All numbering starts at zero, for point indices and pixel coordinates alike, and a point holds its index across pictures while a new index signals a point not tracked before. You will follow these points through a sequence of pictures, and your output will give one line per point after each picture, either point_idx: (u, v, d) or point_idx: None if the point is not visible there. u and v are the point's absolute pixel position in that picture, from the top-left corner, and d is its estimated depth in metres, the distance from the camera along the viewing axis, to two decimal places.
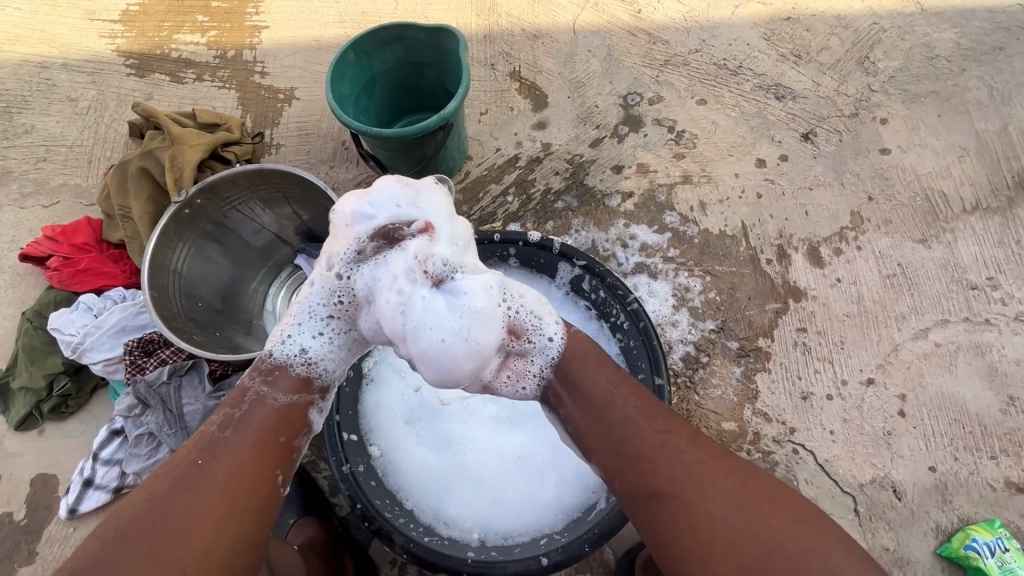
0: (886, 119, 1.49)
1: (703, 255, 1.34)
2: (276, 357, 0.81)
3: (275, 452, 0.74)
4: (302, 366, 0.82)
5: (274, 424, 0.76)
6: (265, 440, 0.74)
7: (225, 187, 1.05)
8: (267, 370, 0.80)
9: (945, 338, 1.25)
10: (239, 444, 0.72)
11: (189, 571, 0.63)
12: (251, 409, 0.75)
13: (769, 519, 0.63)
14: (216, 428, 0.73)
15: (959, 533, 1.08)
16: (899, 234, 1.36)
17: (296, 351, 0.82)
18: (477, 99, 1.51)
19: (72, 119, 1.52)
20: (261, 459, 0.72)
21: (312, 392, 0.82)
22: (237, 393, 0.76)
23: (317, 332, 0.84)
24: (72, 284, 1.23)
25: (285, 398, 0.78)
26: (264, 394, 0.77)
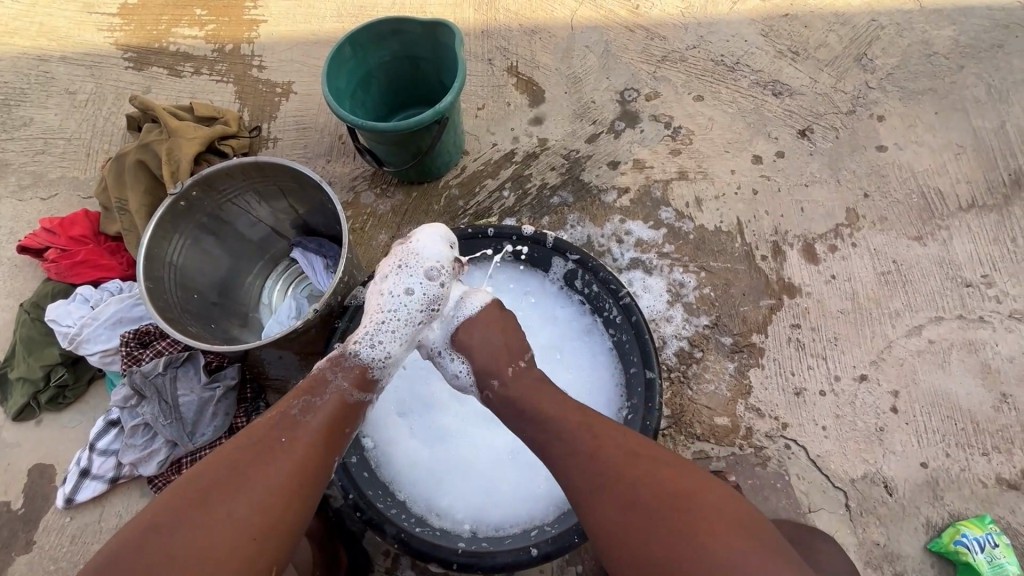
0: (883, 116, 1.49)
1: (698, 251, 1.34)
2: (362, 355, 0.88)
3: (339, 442, 0.78)
4: (381, 367, 0.89)
5: (343, 417, 0.80)
6: (336, 432, 0.77)
7: (222, 179, 1.05)
8: (347, 365, 0.85)
9: (939, 334, 1.26)
10: (315, 430, 0.75)
11: (259, 538, 0.63)
12: (327, 399, 0.79)
13: (671, 523, 0.63)
14: (297, 409, 0.75)
15: (949, 529, 1.08)
16: (894, 231, 1.36)
17: (382, 353, 0.89)
18: (475, 94, 1.51)
19: (70, 111, 1.53)
20: (329, 448, 0.75)
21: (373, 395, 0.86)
22: (316, 382, 0.80)
23: (404, 338, 0.92)
24: (69, 275, 1.24)
25: (357, 395, 0.83)
26: (342, 386, 0.82)
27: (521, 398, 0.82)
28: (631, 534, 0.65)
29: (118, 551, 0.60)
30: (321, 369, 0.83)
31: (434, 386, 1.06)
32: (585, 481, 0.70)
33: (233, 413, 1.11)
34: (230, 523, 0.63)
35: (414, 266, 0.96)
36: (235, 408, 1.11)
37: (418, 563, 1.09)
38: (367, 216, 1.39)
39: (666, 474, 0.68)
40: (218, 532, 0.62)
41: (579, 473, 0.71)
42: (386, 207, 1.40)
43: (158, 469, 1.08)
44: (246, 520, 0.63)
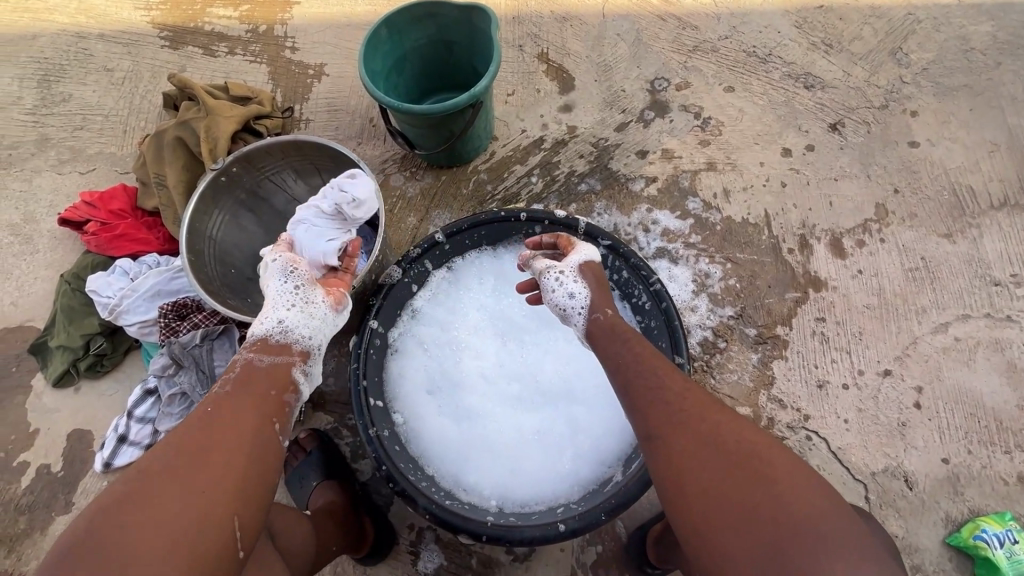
0: (916, 112, 1.47)
1: (725, 242, 1.35)
2: (257, 334, 0.82)
3: (271, 405, 0.75)
4: (281, 335, 0.82)
5: (268, 380, 0.76)
6: (263, 395, 0.74)
7: (261, 156, 1.07)
8: (249, 345, 0.80)
9: (965, 332, 1.25)
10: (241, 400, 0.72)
11: (200, 506, 0.61)
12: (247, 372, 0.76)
13: (757, 478, 0.62)
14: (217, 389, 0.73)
15: (969, 524, 1.08)
16: (924, 228, 1.35)
17: (274, 323, 0.82)
18: (505, 80, 1.52)
19: (108, 89, 1.56)
20: (260, 408, 0.73)
21: (296, 356, 0.81)
22: (231, 366, 0.77)
23: (286, 302, 0.85)
24: (108, 248, 1.27)
25: (271, 359, 0.79)
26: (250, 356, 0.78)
27: (616, 343, 0.82)
28: (709, 481, 0.64)
29: (70, 552, 0.57)
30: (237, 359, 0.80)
31: (463, 366, 1.08)
32: (667, 423, 0.70)
33: None
34: (175, 499, 0.61)
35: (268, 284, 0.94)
36: None
37: (442, 537, 1.12)
38: (396, 199, 1.41)
39: (747, 430, 0.68)
40: (161, 510, 0.60)
41: (659, 415, 0.71)
42: (416, 190, 1.42)
43: None
44: (189, 493, 0.62)
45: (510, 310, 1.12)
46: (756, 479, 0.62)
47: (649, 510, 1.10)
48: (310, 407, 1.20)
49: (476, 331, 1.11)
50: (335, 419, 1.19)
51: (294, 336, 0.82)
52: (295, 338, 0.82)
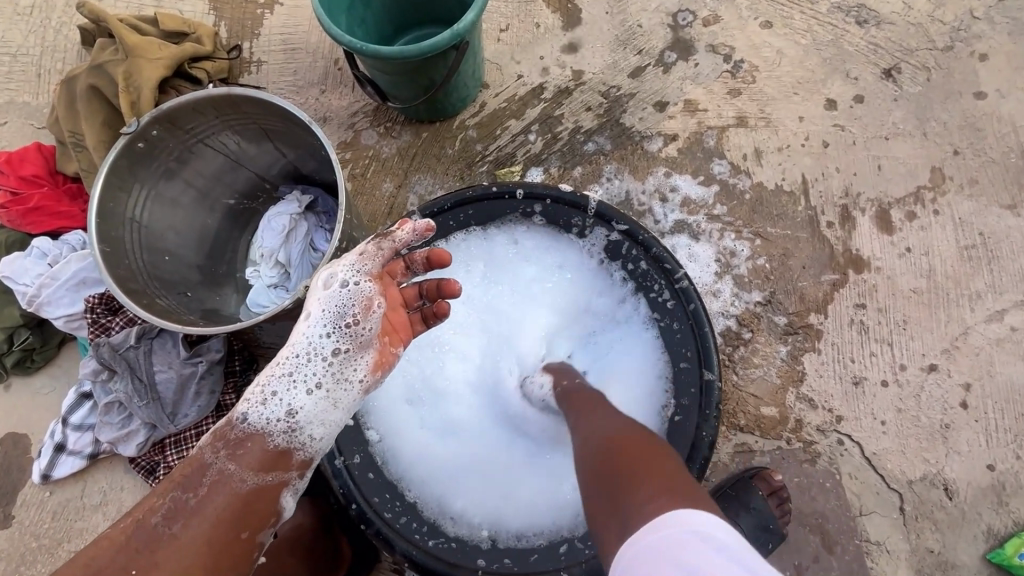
0: (986, 55, 1.24)
1: (754, 215, 1.16)
2: (255, 420, 0.68)
3: (224, 554, 0.62)
4: (285, 431, 0.68)
5: (226, 519, 0.63)
6: (221, 537, 0.62)
7: (188, 116, 0.85)
8: (235, 440, 0.66)
9: (1023, 321, 1.10)
10: (188, 544, 0.60)
11: None
12: (207, 496, 0.63)
13: (602, 453, 0.61)
14: (161, 520, 0.61)
15: (1013, 540, 0.97)
16: (984, 197, 1.16)
17: (282, 411, 0.68)
18: (497, 12, 1.25)
19: (14, 21, 1.28)
20: (204, 565, 0.60)
21: (288, 472, 0.68)
22: (192, 471, 0.64)
23: (313, 383, 0.70)
24: (21, 224, 1.05)
25: (255, 479, 0.65)
26: (226, 474, 0.64)
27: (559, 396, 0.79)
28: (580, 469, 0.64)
29: None
30: (201, 448, 0.66)
31: (448, 372, 0.91)
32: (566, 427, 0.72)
33: (221, 390, 0.97)
34: None
35: (317, 281, 0.74)
36: (222, 385, 0.97)
37: None
38: (369, 160, 1.19)
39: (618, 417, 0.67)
40: None
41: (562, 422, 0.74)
42: (392, 150, 1.19)
43: (139, 451, 0.96)
44: None
45: (501, 305, 0.94)
46: (601, 453, 0.62)
47: None
48: None
49: (463, 329, 0.93)
50: None
51: (296, 441, 0.69)
52: (297, 445, 0.69)
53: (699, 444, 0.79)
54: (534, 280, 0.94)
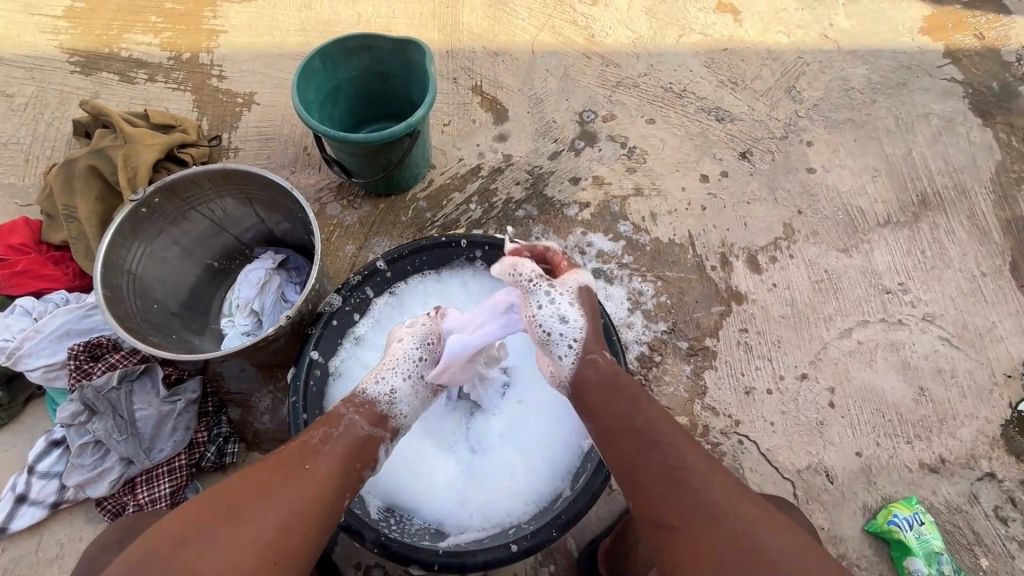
0: (811, 142, 1.65)
1: (655, 262, 1.43)
2: (370, 393, 0.89)
3: (353, 476, 0.79)
4: (386, 404, 0.89)
5: (356, 451, 0.81)
6: (351, 464, 0.79)
7: (185, 186, 1.03)
8: (357, 402, 0.86)
9: (866, 336, 1.40)
10: (333, 459, 0.77)
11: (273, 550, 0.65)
12: (343, 432, 0.81)
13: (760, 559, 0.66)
14: (315, 440, 0.78)
15: (883, 510, 1.20)
16: (825, 243, 1.51)
17: (385, 389, 0.90)
18: (440, 111, 1.56)
19: (8, 116, 1.46)
20: (344, 477, 0.77)
21: (386, 432, 0.87)
22: (331, 417, 0.83)
23: (406, 373, 0.93)
24: (5, 286, 1.15)
25: (370, 429, 0.84)
26: (355, 421, 0.83)
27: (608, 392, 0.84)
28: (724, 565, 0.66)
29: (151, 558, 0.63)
30: (334, 408, 0.85)
31: None
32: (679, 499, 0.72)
33: (194, 428, 1.07)
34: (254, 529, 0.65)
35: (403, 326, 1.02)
36: (196, 422, 1.07)
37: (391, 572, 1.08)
38: (333, 228, 1.39)
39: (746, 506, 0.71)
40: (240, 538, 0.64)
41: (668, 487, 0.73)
42: (354, 219, 1.41)
43: (110, 490, 1.01)
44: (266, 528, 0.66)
45: None
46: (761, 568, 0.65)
47: (599, 524, 1.11)
48: (243, 446, 1.11)
49: None
50: None
51: (394, 410, 0.90)
52: (394, 414, 0.89)
53: None
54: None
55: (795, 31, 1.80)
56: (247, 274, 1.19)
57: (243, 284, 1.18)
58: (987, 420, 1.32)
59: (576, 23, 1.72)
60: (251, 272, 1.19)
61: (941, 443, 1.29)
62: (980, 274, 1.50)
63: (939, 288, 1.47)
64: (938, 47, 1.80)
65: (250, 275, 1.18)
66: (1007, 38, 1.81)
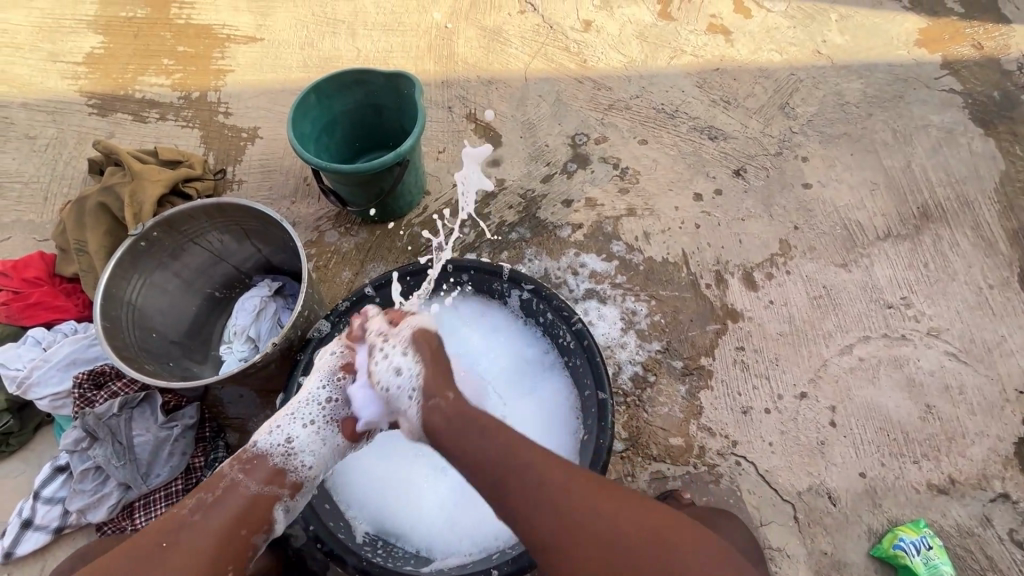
0: (806, 157, 1.65)
1: (649, 281, 1.44)
2: (261, 446, 0.87)
3: (233, 546, 0.78)
4: (282, 456, 0.87)
5: (235, 515, 0.79)
6: (227, 533, 0.78)
7: (183, 220, 1.08)
8: (248, 460, 0.85)
9: (868, 352, 1.37)
10: (204, 532, 0.77)
11: None
12: (224, 497, 0.80)
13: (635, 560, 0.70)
14: (187, 512, 0.78)
15: (888, 534, 1.16)
16: (823, 259, 1.49)
17: (282, 441, 0.87)
18: (435, 139, 1.60)
19: (30, 156, 1.55)
20: (218, 550, 0.76)
21: (283, 489, 0.84)
22: (215, 479, 0.82)
23: (308, 420, 0.90)
24: (19, 318, 1.21)
25: (256, 488, 0.82)
26: (237, 483, 0.82)
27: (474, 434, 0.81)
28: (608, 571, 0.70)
29: None
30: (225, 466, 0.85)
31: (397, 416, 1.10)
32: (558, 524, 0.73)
33: (191, 452, 1.10)
34: None
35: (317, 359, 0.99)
36: (193, 447, 1.10)
37: None
38: (330, 254, 1.43)
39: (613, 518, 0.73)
40: None
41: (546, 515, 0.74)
42: (350, 245, 1.44)
43: (109, 515, 1.04)
44: None
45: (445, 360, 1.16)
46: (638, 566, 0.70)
47: None
48: None
49: None
50: None
51: (292, 464, 0.86)
52: (293, 468, 0.86)
53: (599, 452, 0.95)
54: (472, 340, 1.18)
55: (787, 49, 1.81)
56: (244, 301, 1.23)
57: (241, 311, 1.22)
58: (999, 439, 1.28)
59: (568, 50, 1.76)
60: (248, 299, 1.23)
61: (951, 463, 1.25)
62: (987, 287, 1.46)
63: (944, 302, 1.44)
64: (934, 59, 1.79)
65: (246, 303, 1.22)
66: (1008, 47, 1.80)
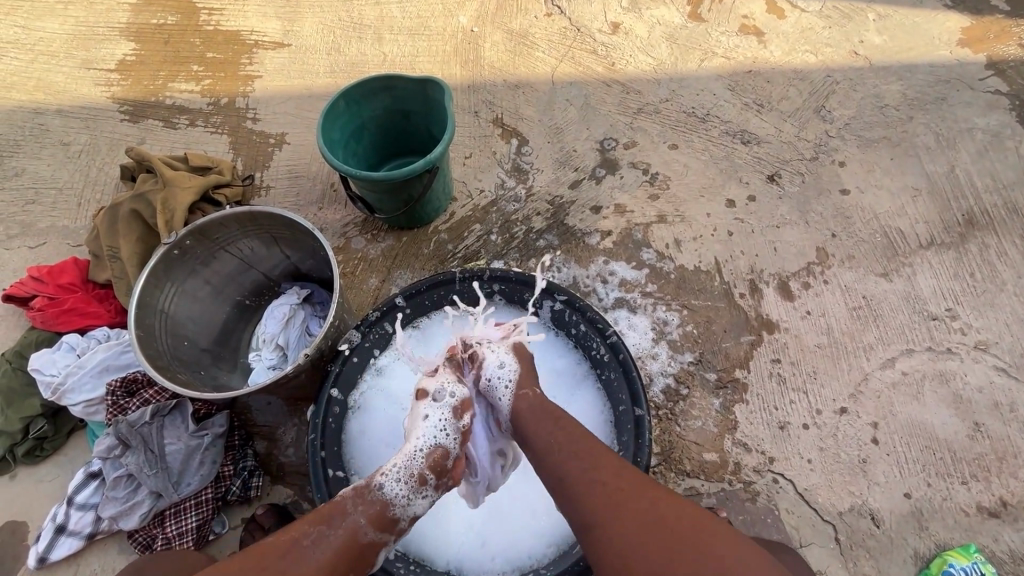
0: (844, 162, 1.59)
1: (680, 290, 1.40)
2: (385, 489, 0.82)
3: None
4: (400, 505, 0.82)
5: (350, 559, 0.75)
6: (338, 574, 0.74)
7: (215, 228, 1.08)
8: (369, 499, 0.80)
9: (911, 366, 1.31)
10: (324, 571, 0.71)
11: None
12: (344, 537, 0.76)
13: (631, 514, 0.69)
14: (309, 542, 0.72)
15: (936, 559, 1.12)
16: (862, 268, 1.44)
17: (404, 489, 0.83)
18: (462, 144, 1.59)
19: (63, 162, 1.57)
20: None
21: (391, 537, 0.81)
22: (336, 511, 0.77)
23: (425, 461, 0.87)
24: (54, 324, 1.23)
25: (373, 534, 0.78)
26: (359, 525, 0.77)
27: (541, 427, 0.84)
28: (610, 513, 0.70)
29: None
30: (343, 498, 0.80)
31: None
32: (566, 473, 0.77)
33: (220, 461, 1.10)
34: None
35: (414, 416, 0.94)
36: (222, 456, 1.10)
37: None
38: (357, 261, 1.43)
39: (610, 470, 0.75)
40: None
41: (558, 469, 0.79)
42: (378, 252, 1.44)
43: (140, 523, 1.04)
44: None
45: None
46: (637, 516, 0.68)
47: None
48: (268, 479, 1.14)
49: None
50: (294, 492, 1.13)
51: (405, 513, 0.83)
52: (406, 518, 0.82)
53: (637, 469, 0.94)
54: (534, 365, 1.14)
55: (823, 50, 1.75)
56: (273, 307, 1.23)
57: (269, 318, 1.22)
58: None
59: (596, 53, 1.73)
60: (276, 306, 1.23)
61: (1002, 485, 1.19)
62: None
63: (992, 314, 1.37)
64: (979, 59, 1.71)
65: (275, 309, 1.22)
66: None
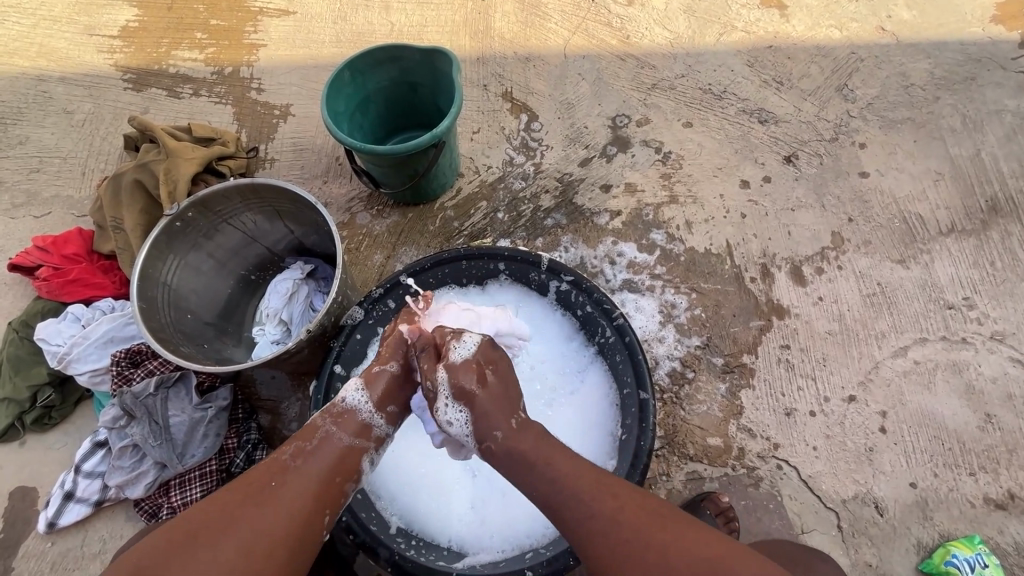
0: (864, 144, 1.54)
1: (690, 272, 1.37)
2: (349, 400, 0.87)
3: (331, 492, 0.79)
4: (367, 414, 0.87)
5: (334, 464, 0.81)
6: (326, 481, 0.79)
7: (217, 201, 1.06)
8: (338, 412, 0.86)
9: (924, 355, 1.29)
10: (306, 476, 0.77)
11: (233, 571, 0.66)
12: (321, 446, 0.81)
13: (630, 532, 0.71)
14: (285, 458, 0.78)
15: (939, 550, 1.11)
16: (878, 254, 1.40)
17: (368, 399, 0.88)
18: (470, 119, 1.55)
19: (67, 131, 1.56)
20: (320, 496, 0.77)
21: (370, 442, 0.86)
22: (308, 430, 0.83)
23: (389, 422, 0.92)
24: (60, 294, 1.23)
25: (350, 440, 0.84)
26: (333, 434, 0.83)
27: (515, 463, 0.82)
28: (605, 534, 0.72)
29: None
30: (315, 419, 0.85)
31: None
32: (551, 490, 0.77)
33: (224, 434, 1.10)
34: (208, 551, 0.67)
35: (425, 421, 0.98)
36: (226, 429, 1.10)
37: None
38: (362, 237, 1.41)
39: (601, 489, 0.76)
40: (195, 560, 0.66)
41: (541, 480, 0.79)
42: (382, 228, 1.42)
43: (146, 492, 1.06)
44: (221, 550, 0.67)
45: None
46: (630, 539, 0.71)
47: None
48: (271, 453, 1.14)
49: None
50: None
51: (376, 420, 0.88)
52: (376, 422, 0.88)
53: (640, 454, 0.92)
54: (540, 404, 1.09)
55: (848, 25, 1.68)
56: (274, 284, 1.22)
57: (271, 294, 1.21)
58: None
59: (611, 25, 1.67)
60: (275, 283, 1.22)
61: (1011, 477, 1.18)
62: None
63: (1011, 303, 1.34)
64: (1013, 38, 1.63)
65: (275, 286, 1.21)
66: None
